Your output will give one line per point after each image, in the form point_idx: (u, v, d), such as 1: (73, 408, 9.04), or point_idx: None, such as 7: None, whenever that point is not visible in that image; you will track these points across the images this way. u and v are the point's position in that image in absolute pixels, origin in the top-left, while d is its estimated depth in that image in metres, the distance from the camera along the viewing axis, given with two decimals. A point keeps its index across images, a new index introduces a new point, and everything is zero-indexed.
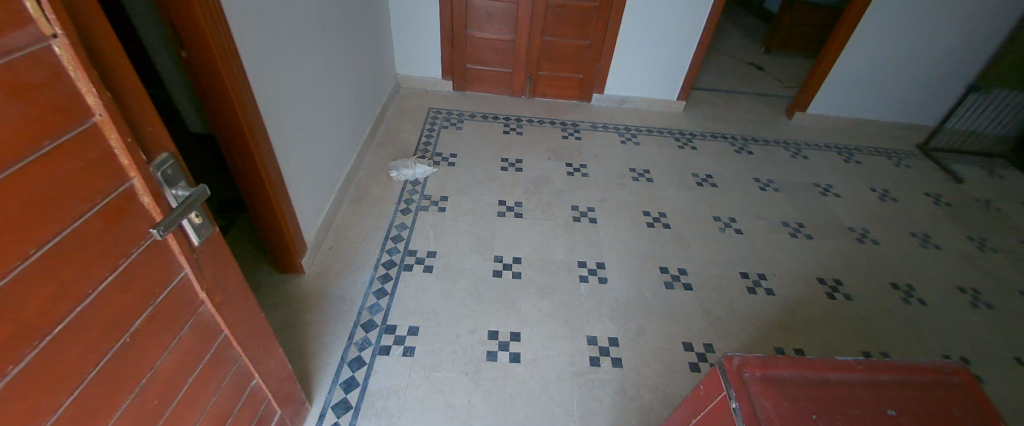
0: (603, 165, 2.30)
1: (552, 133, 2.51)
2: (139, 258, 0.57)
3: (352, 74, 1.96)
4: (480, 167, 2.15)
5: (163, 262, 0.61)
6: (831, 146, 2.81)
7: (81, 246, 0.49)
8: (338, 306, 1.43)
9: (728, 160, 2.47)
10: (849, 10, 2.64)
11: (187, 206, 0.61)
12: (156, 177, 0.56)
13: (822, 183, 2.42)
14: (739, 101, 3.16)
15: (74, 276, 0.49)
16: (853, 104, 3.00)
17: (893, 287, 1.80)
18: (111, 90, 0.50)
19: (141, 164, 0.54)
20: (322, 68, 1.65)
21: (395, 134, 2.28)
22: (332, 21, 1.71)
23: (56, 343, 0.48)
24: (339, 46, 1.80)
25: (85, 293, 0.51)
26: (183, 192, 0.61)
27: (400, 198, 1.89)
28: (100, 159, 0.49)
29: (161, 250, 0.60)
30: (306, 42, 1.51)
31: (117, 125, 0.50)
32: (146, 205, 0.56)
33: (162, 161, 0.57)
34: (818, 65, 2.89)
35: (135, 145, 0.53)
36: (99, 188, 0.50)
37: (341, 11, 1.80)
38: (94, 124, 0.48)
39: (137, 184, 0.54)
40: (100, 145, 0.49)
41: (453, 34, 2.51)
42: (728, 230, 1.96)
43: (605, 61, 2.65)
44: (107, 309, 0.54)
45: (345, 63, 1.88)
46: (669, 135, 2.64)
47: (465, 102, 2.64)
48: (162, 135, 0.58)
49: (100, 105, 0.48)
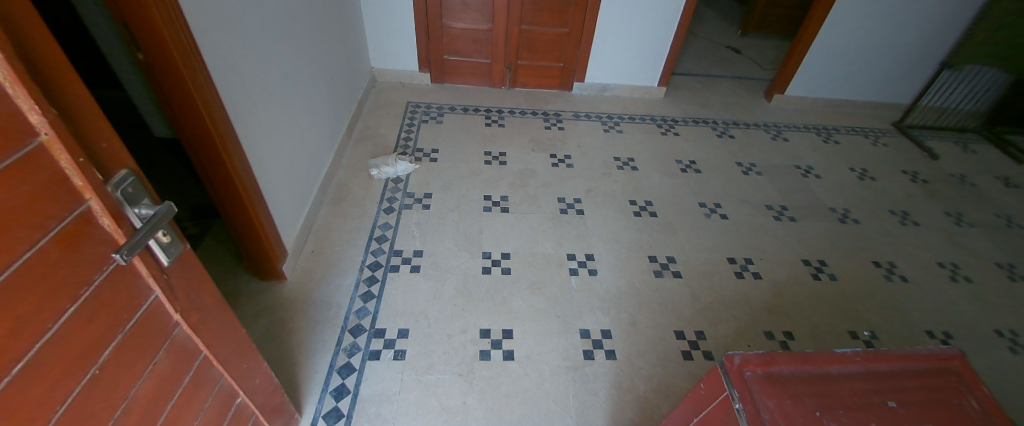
0: (588, 155, 2.28)
1: (534, 123, 2.47)
2: (102, 285, 0.52)
3: (324, 69, 1.87)
4: (463, 161, 2.10)
5: (129, 287, 0.56)
6: (809, 127, 2.87)
7: (34, 278, 0.44)
8: (324, 311, 1.37)
9: (711, 146, 2.49)
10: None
11: (154, 226, 0.55)
12: (117, 196, 0.51)
13: (801, 164, 2.48)
14: (719, 85, 3.18)
15: (30, 311, 0.44)
16: (827, 85, 3.06)
17: (875, 265, 1.89)
18: (59, 106, 0.44)
19: (97, 183, 0.48)
20: (291, 63, 1.56)
21: (373, 131, 2.21)
22: (300, 13, 1.62)
23: (19, 385, 0.43)
24: (309, 40, 1.71)
25: (45, 328, 0.46)
26: (147, 210, 0.55)
27: (382, 197, 1.82)
28: (49, 182, 0.43)
29: (126, 275, 0.55)
30: (273, 35, 1.42)
31: (67, 144, 0.44)
32: (107, 228, 0.51)
33: (122, 179, 0.52)
34: (794, 47, 2.92)
35: (90, 165, 0.47)
36: (51, 213, 0.44)
37: (309, 2, 1.70)
38: (40, 145, 0.42)
39: (95, 206, 0.49)
40: (49, 168, 0.43)
41: (428, 24, 2.42)
42: (713, 216, 1.99)
43: (585, 48, 2.62)
44: (69, 344, 0.49)
45: (317, 57, 1.79)
46: (652, 122, 2.64)
47: (444, 95, 2.57)
48: (119, 149, 0.52)
49: (46, 124, 0.42)
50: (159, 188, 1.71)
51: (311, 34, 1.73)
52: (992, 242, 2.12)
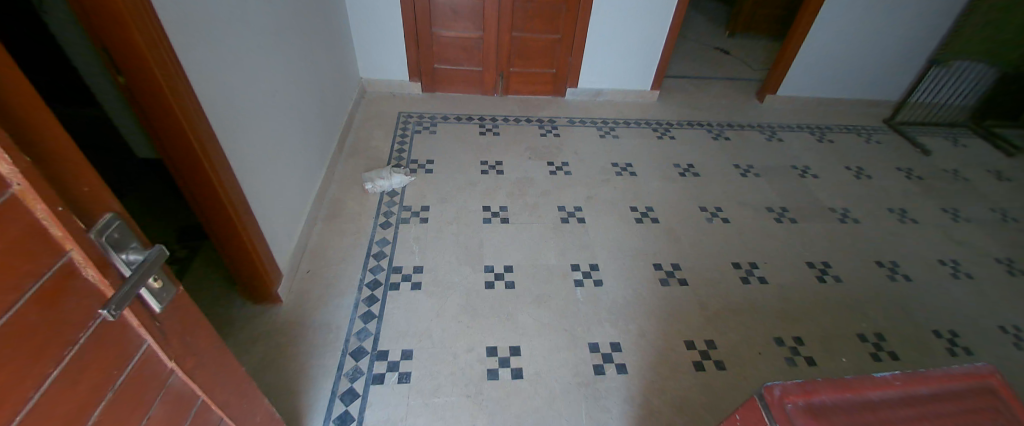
0: (585, 161, 2.26)
1: (529, 131, 2.44)
2: (90, 341, 0.48)
3: (313, 83, 1.82)
4: (460, 172, 2.06)
5: (119, 340, 0.51)
6: (802, 127, 2.89)
7: (16, 343, 0.39)
8: (323, 334, 1.32)
9: (707, 148, 2.49)
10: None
11: (144, 273, 0.51)
12: (101, 244, 0.46)
13: (796, 164, 2.49)
14: (711, 87, 3.19)
15: (14, 380, 0.39)
16: (817, 84, 3.09)
17: (878, 264, 1.89)
18: (33, 152, 0.40)
19: (79, 232, 0.44)
20: (279, 78, 1.51)
21: (367, 143, 2.16)
22: (286, 26, 1.57)
23: None
24: (296, 53, 1.66)
25: (31, 395, 0.41)
26: (135, 255, 0.51)
27: (378, 212, 1.78)
28: (27, 236, 0.39)
29: (116, 327, 0.51)
30: (259, 50, 1.37)
31: (43, 193, 0.40)
32: (92, 279, 0.47)
33: (106, 224, 0.47)
34: (783, 48, 2.94)
35: (69, 213, 0.43)
36: (29, 270, 0.40)
37: (295, 15, 1.65)
38: (16, 197, 0.38)
39: (77, 257, 0.44)
40: (25, 222, 0.39)
41: (418, 33, 2.38)
42: (714, 220, 1.98)
43: (577, 53, 2.60)
44: (57, 409, 0.44)
45: (305, 71, 1.74)
46: (647, 126, 2.63)
47: (437, 104, 2.53)
48: (102, 192, 0.48)
49: (20, 173, 0.38)
50: (144, 211, 1.64)
51: (298, 48, 1.68)
52: (988, 237, 2.14)
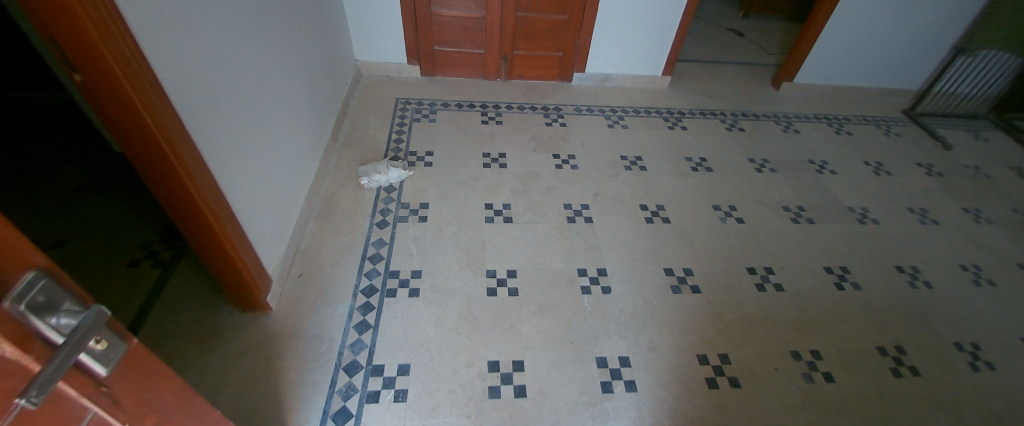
0: (593, 154, 2.13)
1: (534, 120, 2.31)
2: None
3: (303, 69, 1.68)
4: (461, 165, 1.94)
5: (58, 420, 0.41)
6: (820, 117, 2.75)
7: None
8: (314, 346, 1.24)
9: (721, 141, 2.36)
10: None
11: (82, 338, 0.41)
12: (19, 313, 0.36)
13: (813, 159, 2.38)
14: (725, 72, 3.02)
15: None
16: (837, 71, 2.93)
17: (898, 270, 1.84)
18: None
19: None
20: (263, 66, 1.37)
21: (361, 133, 2.03)
22: (270, 4, 1.41)
23: None
24: (283, 35, 1.51)
25: None
26: (71, 317, 0.40)
27: (375, 209, 1.67)
28: None
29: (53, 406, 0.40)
30: (240, 34, 1.23)
31: None
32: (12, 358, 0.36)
33: (26, 286, 0.37)
34: (806, 31, 2.76)
35: None
36: None
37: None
38: None
39: None
40: None
41: (416, 12, 2.20)
42: (728, 220, 1.90)
43: (587, 35, 2.42)
44: None
45: (292, 55, 1.59)
46: (658, 115, 2.49)
47: (436, 89, 2.38)
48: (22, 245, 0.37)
49: None
50: (122, 207, 1.54)
51: (285, 28, 1.52)
52: (1011, 240, 2.06)
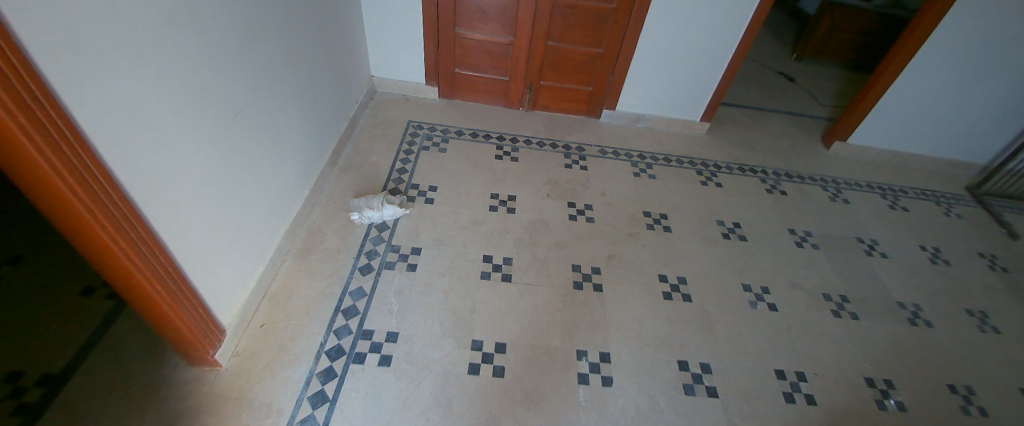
0: (613, 206, 1.92)
1: (553, 158, 2.11)
2: None
3: (303, 89, 1.54)
4: (465, 206, 1.78)
5: None
6: (873, 186, 2.46)
7: None
8: (259, 419, 1.08)
9: (758, 204, 2.11)
10: (916, 26, 2.21)
11: None
12: None
13: (862, 236, 2.11)
14: (769, 122, 2.75)
15: None
16: (897, 136, 2.62)
17: (950, 390, 1.59)
18: None
19: None
20: (249, 90, 1.23)
21: (364, 157, 1.89)
22: (267, 20, 1.27)
23: None
24: (280, 53, 1.37)
25: None
26: None
27: (361, 251, 1.52)
28: None
29: None
30: (220, 57, 1.08)
31: None
32: None
33: None
34: (868, 89, 2.48)
35: None
36: None
37: (283, 5, 1.35)
38: None
39: None
40: None
41: (439, 32, 2.05)
42: (760, 305, 1.67)
43: (621, 72, 2.22)
44: None
45: (291, 74, 1.45)
46: (691, 166, 2.27)
47: (452, 115, 2.22)
48: None
49: None
50: None
51: (283, 45, 1.38)
52: None
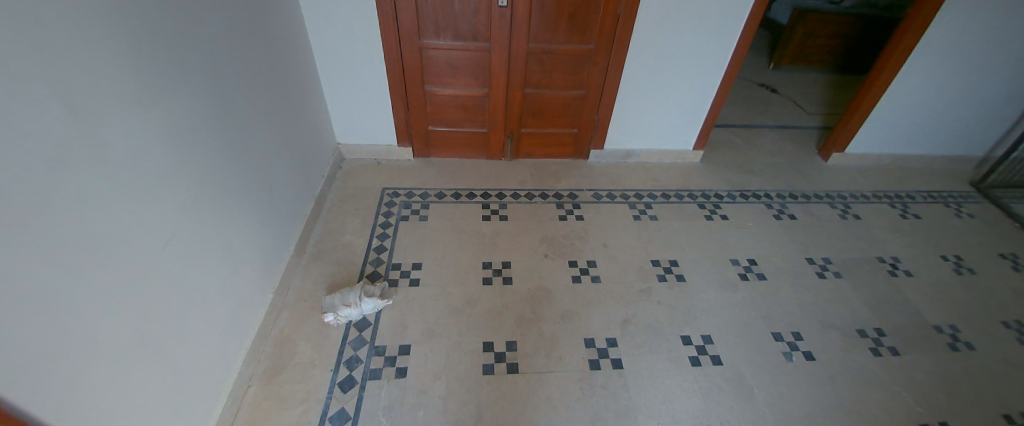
0: (617, 258, 1.76)
1: (546, 210, 1.96)
2: None
3: (256, 180, 1.35)
4: (456, 282, 1.59)
5: None
6: (879, 196, 2.38)
7: None
8: None
9: (769, 234, 1.98)
10: (901, 34, 2.15)
11: None
12: None
13: (879, 256, 1.96)
14: (760, 140, 2.67)
15: None
16: (892, 139, 2.55)
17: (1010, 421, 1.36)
18: None
19: None
20: (195, 204, 1.03)
21: (338, 239, 1.70)
22: (209, 117, 1.10)
23: None
24: (228, 151, 1.19)
25: None
26: None
27: (339, 360, 1.31)
28: None
29: None
30: (156, 176, 0.91)
31: None
32: None
33: None
34: (858, 98, 2.41)
35: None
36: None
37: (226, 98, 1.18)
38: None
39: None
40: None
41: (408, 92, 1.91)
42: (794, 355, 1.47)
43: (606, 110, 2.12)
44: None
45: (243, 169, 1.28)
46: (690, 200, 2.13)
47: (432, 175, 2.07)
48: None
49: None
50: None
51: (231, 139, 1.21)
52: None
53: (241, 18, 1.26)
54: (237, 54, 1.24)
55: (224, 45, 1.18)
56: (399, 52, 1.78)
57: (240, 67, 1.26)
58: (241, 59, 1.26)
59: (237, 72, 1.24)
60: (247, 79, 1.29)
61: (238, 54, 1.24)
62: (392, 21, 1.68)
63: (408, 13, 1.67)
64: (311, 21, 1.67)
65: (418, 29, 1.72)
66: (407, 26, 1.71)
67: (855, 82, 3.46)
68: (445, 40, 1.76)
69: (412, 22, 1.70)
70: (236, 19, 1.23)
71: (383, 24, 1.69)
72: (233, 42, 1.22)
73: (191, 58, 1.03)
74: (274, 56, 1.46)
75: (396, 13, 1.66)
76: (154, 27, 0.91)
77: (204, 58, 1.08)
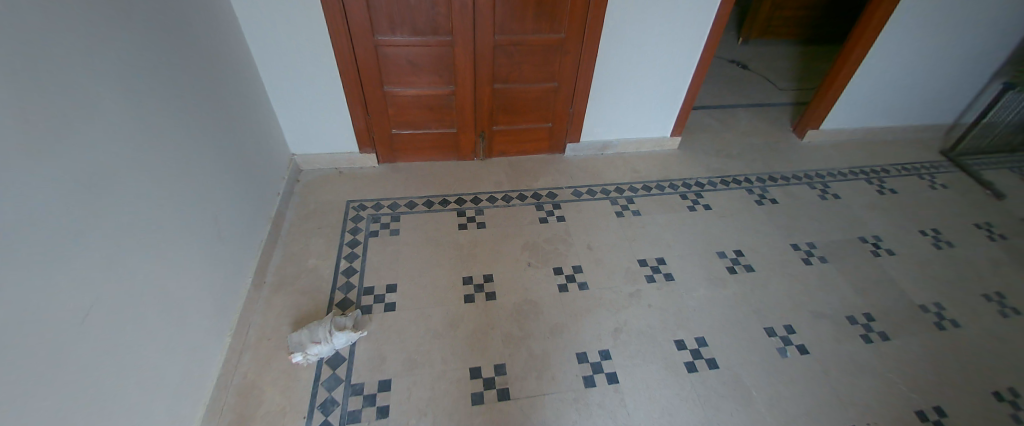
0: (604, 261, 1.68)
1: (526, 213, 1.85)
2: None
3: (199, 214, 1.18)
4: (435, 303, 1.48)
5: None
6: (856, 172, 2.39)
7: None
8: None
9: (753, 222, 1.94)
10: (875, 6, 2.09)
11: None
12: None
13: (863, 235, 1.99)
14: (737, 120, 2.62)
15: None
16: (866, 113, 2.55)
17: (998, 398, 1.39)
18: None
19: None
20: (115, 252, 0.85)
21: (300, 264, 1.55)
22: (129, 149, 0.93)
23: None
24: (161, 187, 1.02)
25: None
26: None
27: (313, 405, 1.19)
28: None
29: None
30: (74, 235, 0.76)
31: None
32: None
33: None
34: (834, 73, 2.37)
35: None
36: None
37: (145, 125, 1.00)
38: None
39: None
40: None
41: (365, 94, 1.73)
42: (789, 350, 1.45)
43: (581, 102, 2.00)
44: None
45: (179, 202, 1.10)
46: (673, 190, 2.07)
47: (401, 183, 1.92)
48: None
49: None
50: None
51: (161, 170, 1.03)
52: None
53: (153, 23, 1.05)
54: (154, 68, 1.05)
55: (135, 59, 0.98)
56: (351, 52, 1.59)
57: (160, 84, 1.06)
58: (160, 74, 1.07)
59: (156, 90, 1.05)
60: (171, 98, 1.10)
61: (155, 68, 1.05)
62: (339, 18, 1.48)
63: (356, 7, 1.47)
64: (243, 19, 1.45)
65: (370, 26, 1.53)
66: (357, 22, 1.51)
67: (824, 53, 3.45)
68: (402, 35, 1.59)
69: (362, 18, 1.51)
70: (149, 26, 1.03)
71: (330, 22, 1.49)
72: (146, 54, 1.02)
73: (95, 81, 0.85)
74: (203, 66, 1.26)
75: (343, 7, 1.46)
76: (45, 49, 0.73)
77: (110, 78, 0.90)
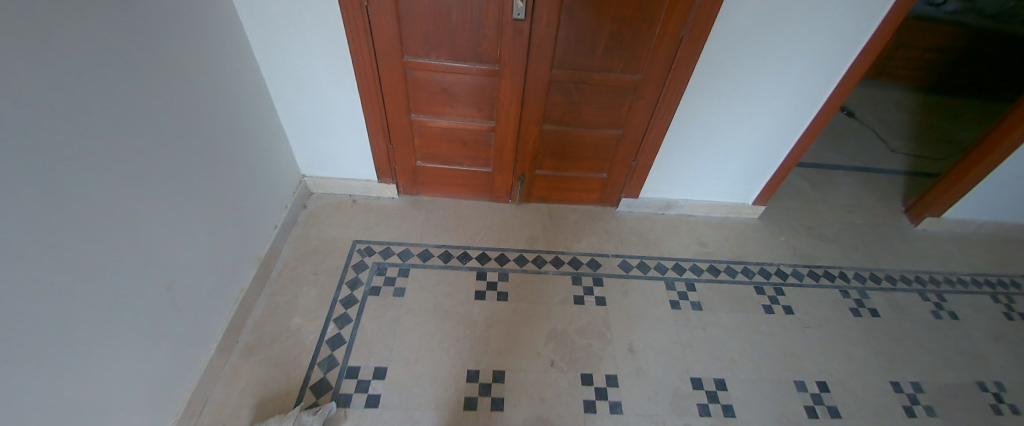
0: (647, 372, 1.33)
1: (559, 286, 1.53)
2: None
3: (158, 282, 0.94)
4: (428, 403, 1.18)
5: None
6: (977, 281, 1.86)
7: None
8: None
9: (843, 341, 1.54)
10: None
11: None
12: None
13: (982, 380, 1.53)
14: (833, 190, 2.17)
15: None
16: (1009, 207, 1.99)
17: None
18: None
19: None
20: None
21: (281, 322, 1.30)
22: (37, 228, 0.66)
23: None
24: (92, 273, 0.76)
25: None
26: None
27: None
28: None
29: None
30: None
31: None
32: None
33: None
34: (970, 161, 1.84)
35: None
36: None
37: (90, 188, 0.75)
38: None
39: None
40: None
41: (388, 121, 1.46)
42: None
43: (648, 156, 1.61)
44: None
45: (126, 273, 0.84)
46: (745, 279, 1.67)
47: (419, 224, 1.66)
48: None
49: None
50: None
51: (91, 240, 0.76)
52: None
53: (110, 38, 0.78)
54: (106, 101, 0.78)
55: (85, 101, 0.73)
56: (375, 72, 1.32)
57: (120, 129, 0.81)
58: (115, 106, 0.80)
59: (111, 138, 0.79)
60: (136, 142, 0.85)
61: (111, 102, 0.79)
62: (363, 33, 1.21)
63: (385, 21, 1.19)
64: (249, 19, 1.18)
65: (400, 44, 1.25)
66: (385, 39, 1.23)
67: (954, 109, 2.83)
68: (438, 60, 1.30)
69: (391, 34, 1.23)
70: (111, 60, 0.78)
71: (349, 34, 1.21)
72: (102, 88, 0.77)
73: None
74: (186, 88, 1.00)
75: (368, 21, 1.19)
76: None
77: (30, 130, 0.64)
